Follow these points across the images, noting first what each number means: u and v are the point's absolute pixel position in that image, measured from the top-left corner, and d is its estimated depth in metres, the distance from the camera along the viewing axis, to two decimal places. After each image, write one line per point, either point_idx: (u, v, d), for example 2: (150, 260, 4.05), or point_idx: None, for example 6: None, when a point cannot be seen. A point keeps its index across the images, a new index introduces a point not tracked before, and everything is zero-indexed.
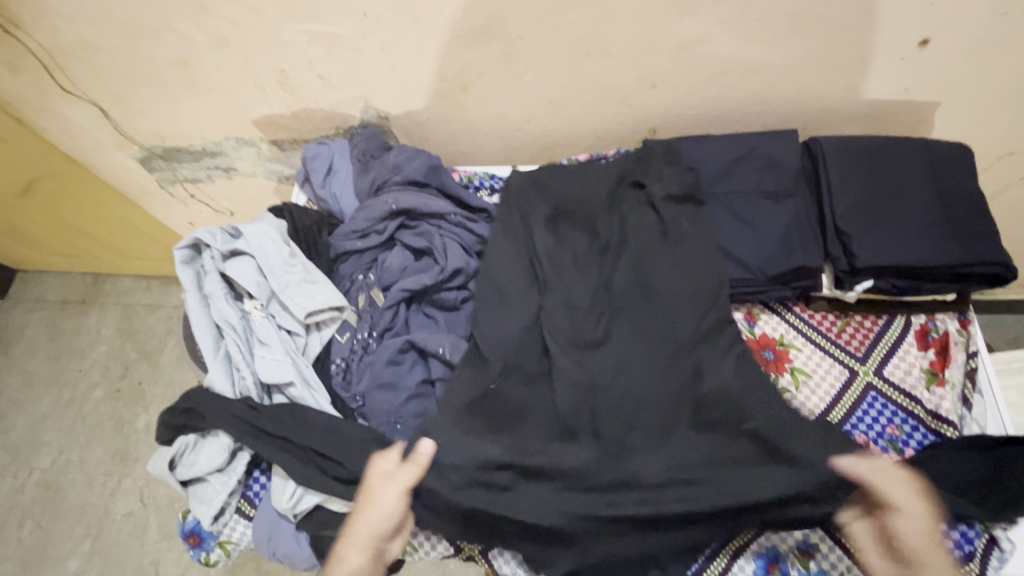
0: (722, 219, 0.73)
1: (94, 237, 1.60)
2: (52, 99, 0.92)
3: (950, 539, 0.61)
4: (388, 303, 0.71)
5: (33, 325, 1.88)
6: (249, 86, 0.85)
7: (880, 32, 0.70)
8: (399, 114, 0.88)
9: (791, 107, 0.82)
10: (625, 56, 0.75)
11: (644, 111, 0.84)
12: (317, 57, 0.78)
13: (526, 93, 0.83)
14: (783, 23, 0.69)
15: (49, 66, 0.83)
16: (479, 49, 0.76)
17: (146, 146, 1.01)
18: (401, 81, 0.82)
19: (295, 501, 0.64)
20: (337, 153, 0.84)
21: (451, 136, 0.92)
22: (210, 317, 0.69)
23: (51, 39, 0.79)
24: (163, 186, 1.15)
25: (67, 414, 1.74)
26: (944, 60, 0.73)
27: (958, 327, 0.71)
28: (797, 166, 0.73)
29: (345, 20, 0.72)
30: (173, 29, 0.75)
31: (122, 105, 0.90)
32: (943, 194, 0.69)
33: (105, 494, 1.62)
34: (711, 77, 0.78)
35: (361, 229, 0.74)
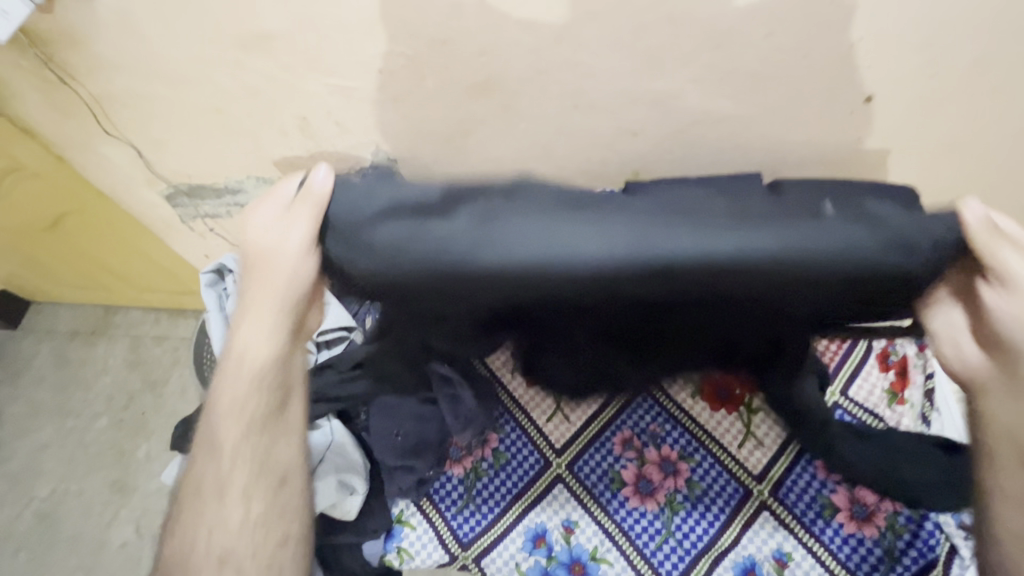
0: None
1: (110, 269, 1.68)
2: (94, 141, 1.02)
3: (913, 547, 0.66)
4: None
5: (42, 354, 1.93)
6: (273, 131, 0.95)
7: (830, 90, 0.80)
8: (407, 157, 0.98)
9: (759, 153, 0.91)
10: (607, 108, 0.85)
11: (627, 156, 0.94)
12: (335, 106, 0.89)
13: (522, 140, 0.92)
14: (745, 82, 0.79)
15: (97, 112, 0.94)
16: (480, 101, 0.86)
17: (174, 183, 1.10)
18: (409, 127, 0.92)
19: None
20: None
21: (454, 176, 1.01)
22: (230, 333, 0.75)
23: (101, 90, 0.89)
24: (185, 221, 1.24)
25: (69, 443, 1.76)
26: (889, 114, 0.83)
27: (915, 350, 0.78)
28: None
29: (363, 76, 0.83)
30: (211, 82, 0.86)
31: (156, 146, 1.00)
32: None
33: (101, 524, 1.63)
34: (685, 127, 0.87)
35: None
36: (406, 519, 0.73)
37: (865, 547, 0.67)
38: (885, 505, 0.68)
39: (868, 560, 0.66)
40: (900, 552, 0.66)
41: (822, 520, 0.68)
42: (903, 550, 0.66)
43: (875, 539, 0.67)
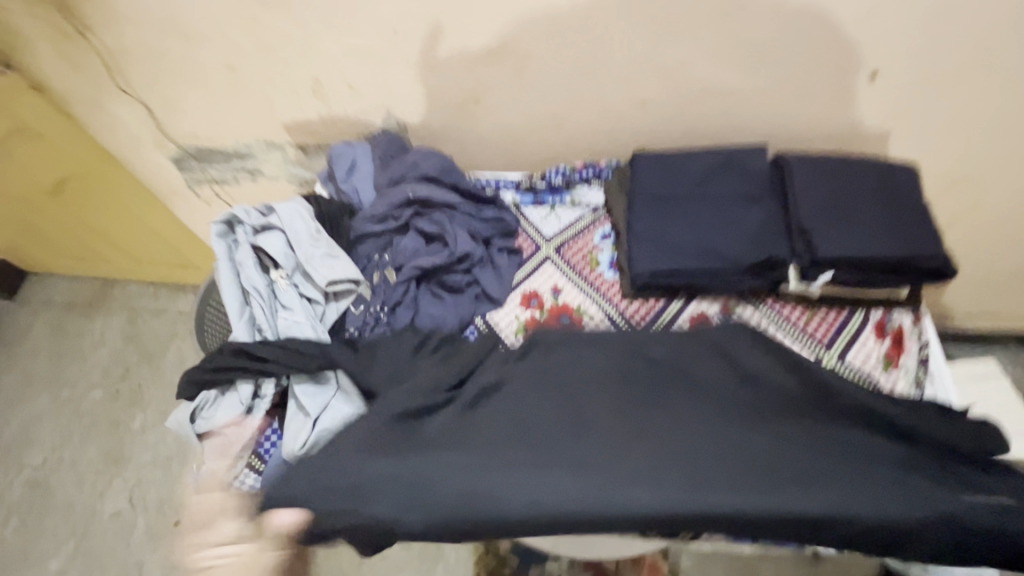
0: (702, 220, 0.82)
1: (111, 239, 1.67)
2: (105, 98, 1.02)
3: None
4: (401, 280, 0.80)
5: (38, 326, 1.92)
6: (285, 92, 0.95)
7: (834, 64, 0.82)
8: (416, 124, 0.99)
9: (763, 130, 0.93)
10: (618, 76, 0.87)
11: (634, 129, 0.96)
12: (349, 68, 0.90)
13: (532, 109, 0.94)
14: (752, 54, 0.81)
15: (111, 67, 0.94)
16: (492, 66, 0.87)
17: (182, 145, 1.11)
18: (421, 92, 0.93)
19: (307, 451, 0.70)
20: (359, 154, 0.93)
21: (463, 145, 1.03)
22: (239, 282, 0.76)
23: (116, 44, 0.90)
24: (191, 187, 1.24)
25: (64, 414, 1.75)
26: (891, 93, 0.85)
27: (911, 321, 0.80)
28: (767, 177, 0.83)
29: (379, 36, 0.84)
30: (227, 39, 0.87)
31: (167, 105, 1.01)
32: (893, 202, 0.79)
33: (94, 494, 1.61)
34: (693, 99, 0.89)
35: (380, 215, 0.83)
36: None
37: None
38: None
39: None
40: None
41: None
42: None
43: None
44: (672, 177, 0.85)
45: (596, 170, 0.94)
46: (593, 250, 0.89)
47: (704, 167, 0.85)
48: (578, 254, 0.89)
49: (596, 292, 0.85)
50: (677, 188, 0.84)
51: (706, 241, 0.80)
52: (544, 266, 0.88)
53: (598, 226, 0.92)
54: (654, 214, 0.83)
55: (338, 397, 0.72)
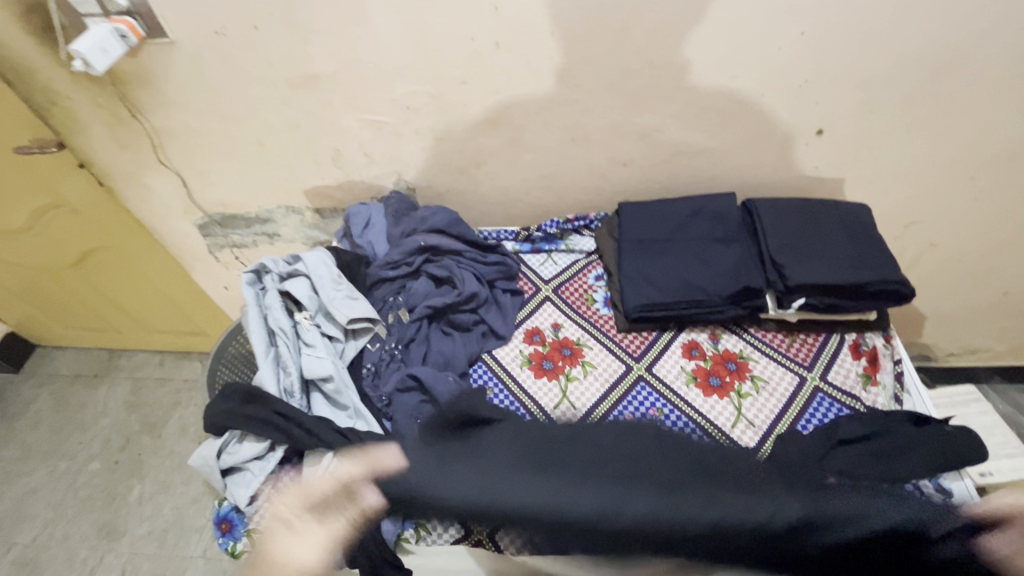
0: (684, 257, 0.91)
1: (126, 308, 1.74)
2: (143, 172, 1.14)
3: None
4: (415, 319, 0.87)
5: (41, 397, 1.93)
6: (308, 162, 1.08)
7: (786, 123, 0.96)
8: (424, 187, 1.11)
9: (731, 182, 1.06)
10: (600, 139, 1.00)
11: (618, 184, 1.08)
12: (366, 140, 1.02)
13: (528, 170, 1.06)
14: (714, 117, 0.95)
15: (155, 144, 1.07)
16: (492, 134, 1.00)
17: (208, 212, 1.22)
18: (428, 158, 1.05)
19: (327, 479, 0.74)
20: (374, 213, 1.03)
21: (465, 204, 1.14)
22: (266, 324, 0.82)
23: (162, 124, 1.03)
24: (211, 252, 1.34)
25: (61, 487, 1.72)
26: (836, 146, 0.99)
27: (883, 342, 0.87)
28: (739, 218, 0.94)
29: (393, 111, 0.97)
30: (260, 117, 1.00)
31: (199, 176, 1.12)
32: (852, 237, 0.89)
33: (85, 571, 1.54)
34: (667, 157, 1.02)
35: (395, 262, 0.92)
36: None
37: None
38: None
39: None
40: None
41: None
42: None
43: None
44: (655, 222, 0.95)
45: (586, 221, 1.06)
46: (588, 291, 0.97)
47: (682, 211, 0.95)
48: (575, 294, 0.97)
49: (594, 327, 0.93)
50: (660, 231, 0.94)
51: (693, 274, 0.89)
52: (543, 306, 0.95)
53: (591, 268, 1.01)
54: (641, 253, 0.92)
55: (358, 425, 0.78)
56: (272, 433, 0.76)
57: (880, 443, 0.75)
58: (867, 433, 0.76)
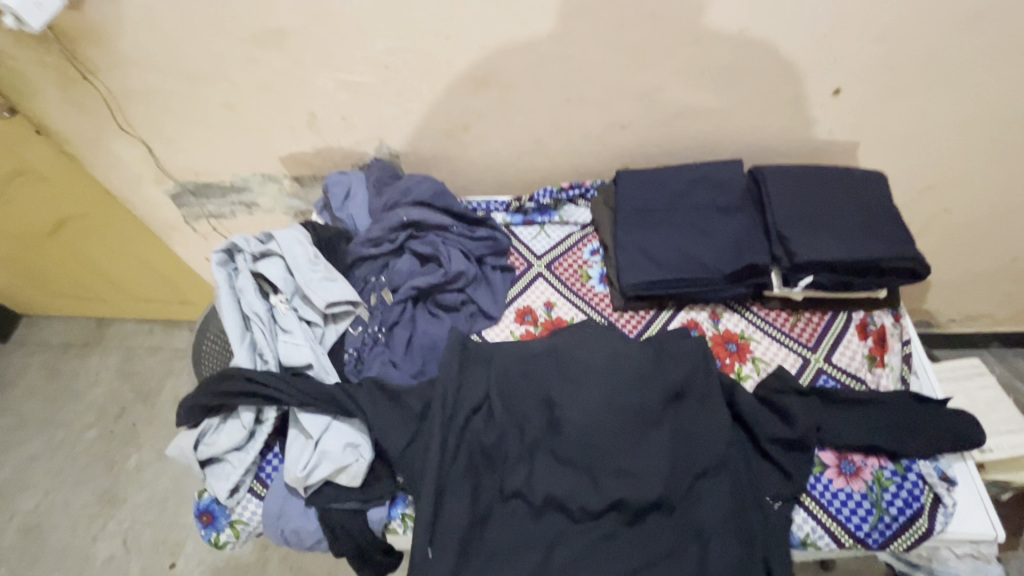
0: (685, 232, 0.85)
1: (108, 278, 1.69)
2: (108, 137, 1.06)
3: (899, 498, 0.69)
4: (398, 300, 0.82)
5: (32, 367, 1.91)
6: (281, 127, 1.00)
7: (800, 81, 0.87)
8: (407, 153, 1.03)
9: (740, 146, 0.98)
10: (597, 101, 0.92)
11: (617, 150, 1.00)
12: (343, 102, 0.94)
13: (520, 135, 0.98)
14: (724, 75, 0.87)
15: (113, 108, 0.99)
16: (479, 95, 0.92)
17: (180, 181, 1.14)
18: (411, 122, 0.97)
19: (308, 471, 0.70)
20: (354, 182, 0.96)
21: (453, 171, 1.07)
22: (239, 308, 0.78)
23: (121, 86, 0.94)
24: (189, 222, 1.27)
25: (57, 456, 1.72)
26: (856, 106, 0.91)
27: (892, 321, 0.83)
28: (744, 188, 0.87)
29: (370, 70, 0.88)
30: (225, 77, 0.91)
31: (167, 142, 1.05)
32: (865, 209, 0.83)
33: (88, 537, 1.56)
34: (670, 120, 0.94)
35: (375, 238, 0.86)
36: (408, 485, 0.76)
37: (855, 500, 0.69)
38: (871, 461, 0.71)
39: (859, 512, 0.69)
40: (888, 503, 0.69)
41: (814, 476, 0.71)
42: (891, 500, 0.69)
43: (864, 492, 0.69)
44: (654, 193, 0.88)
45: (582, 189, 0.97)
46: (583, 266, 0.92)
47: (684, 181, 0.88)
48: (569, 270, 0.92)
49: (587, 305, 0.88)
50: (662, 205, 0.87)
51: (695, 250, 0.83)
52: (535, 284, 0.90)
53: (587, 242, 0.95)
54: (643, 224, 0.86)
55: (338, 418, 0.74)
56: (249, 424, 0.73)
57: (885, 429, 0.71)
58: (871, 421, 0.72)
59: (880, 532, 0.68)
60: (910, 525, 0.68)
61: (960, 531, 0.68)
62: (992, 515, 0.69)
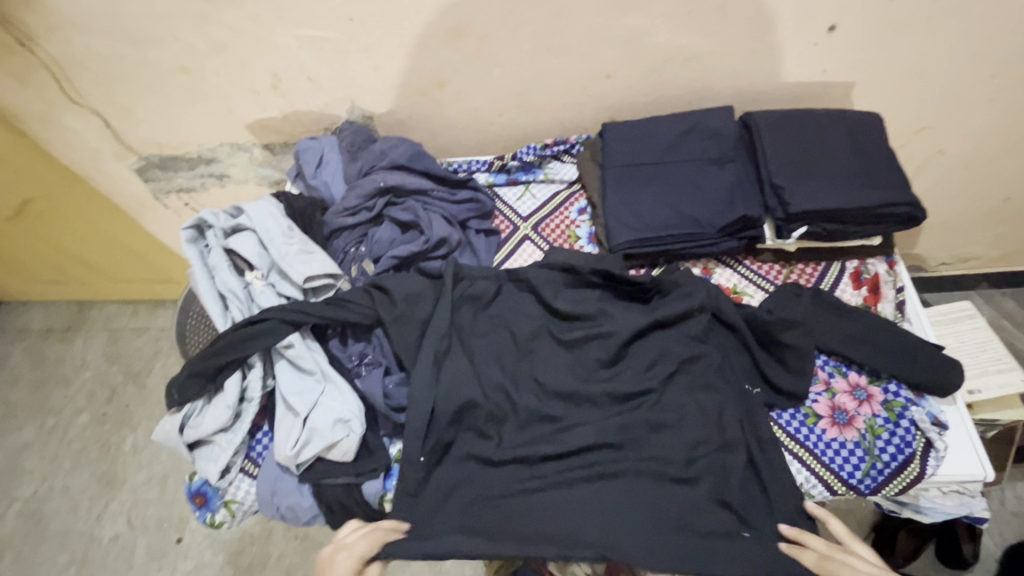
0: (677, 185, 0.82)
1: (83, 260, 1.63)
2: (58, 110, 0.99)
3: (892, 444, 0.69)
4: (380, 270, 0.80)
5: (15, 354, 1.87)
6: (244, 90, 0.93)
7: (793, 18, 0.82)
8: (382, 113, 0.97)
9: (731, 92, 0.94)
10: (580, 48, 0.86)
11: (603, 101, 0.95)
12: (307, 60, 0.88)
13: (499, 89, 0.93)
14: (714, 15, 0.81)
15: (59, 78, 0.92)
16: (454, 47, 0.85)
17: (144, 155, 1.08)
18: (383, 80, 0.91)
19: (298, 450, 0.69)
20: (327, 148, 0.91)
21: (432, 131, 1.01)
22: (215, 287, 0.76)
23: (65, 53, 0.87)
24: (158, 198, 1.21)
25: (52, 442, 1.71)
26: (851, 43, 0.86)
27: (886, 268, 0.82)
28: (736, 136, 0.83)
29: (334, 24, 0.82)
30: (177, 37, 0.84)
31: (124, 113, 0.98)
32: (861, 153, 0.80)
33: (91, 518, 1.56)
34: (657, 66, 0.89)
35: (352, 207, 0.83)
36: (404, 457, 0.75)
37: (847, 449, 0.70)
38: (864, 410, 0.72)
39: (851, 460, 0.69)
40: (880, 450, 0.69)
41: (806, 427, 0.72)
42: (883, 447, 0.69)
43: (856, 441, 0.70)
44: (642, 146, 0.84)
45: (567, 144, 0.93)
46: (571, 226, 0.89)
47: (673, 132, 0.84)
48: (556, 231, 0.89)
49: None
50: (651, 157, 0.84)
51: (685, 204, 0.80)
52: (522, 247, 0.88)
53: (574, 200, 0.91)
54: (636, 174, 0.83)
55: (327, 393, 0.72)
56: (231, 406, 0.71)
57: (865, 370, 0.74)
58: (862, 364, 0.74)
59: (871, 479, 0.69)
60: (900, 471, 0.69)
61: (948, 473, 0.70)
62: (984, 456, 0.70)
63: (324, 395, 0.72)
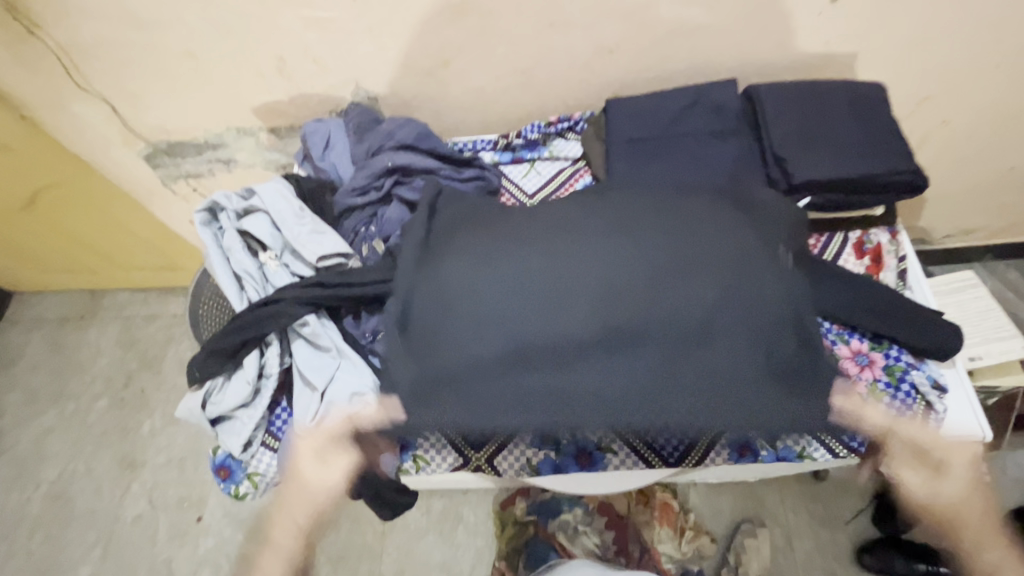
0: (682, 159, 0.83)
1: (93, 248, 1.65)
2: (66, 97, 1.00)
3: (892, 408, 0.72)
4: (389, 250, 0.81)
5: (32, 343, 1.90)
6: (250, 74, 0.94)
7: None
8: (387, 94, 0.98)
9: (734, 65, 0.94)
10: (583, 25, 0.86)
11: (606, 77, 0.95)
12: (312, 42, 0.88)
13: (503, 68, 0.93)
14: None
15: (65, 65, 0.93)
16: (457, 25, 0.86)
17: (152, 141, 1.09)
18: (388, 60, 0.91)
19: (319, 423, 0.73)
20: (333, 129, 0.92)
21: (437, 111, 1.02)
22: (230, 268, 0.78)
23: (71, 39, 0.88)
24: (167, 184, 1.22)
25: (72, 426, 1.75)
26: (855, 12, 0.86)
27: (889, 238, 0.83)
28: (740, 110, 0.84)
29: (338, 5, 0.83)
30: (183, 21, 0.85)
31: (131, 99, 0.99)
32: (863, 123, 0.81)
33: (113, 499, 1.61)
34: (660, 40, 0.89)
35: (361, 187, 0.84)
36: None
37: (848, 413, 0.72)
38: (865, 375, 0.74)
39: (852, 424, 0.72)
40: (880, 413, 0.72)
41: None
42: (883, 410, 0.72)
43: (858, 404, 0.72)
44: (646, 121, 0.85)
45: (571, 122, 0.94)
46: None
47: (677, 106, 0.85)
48: None
49: None
50: (656, 132, 0.85)
51: (690, 178, 0.81)
52: None
53: (578, 176, 0.93)
54: (626, 129, 0.86)
55: (343, 369, 0.75)
56: (250, 382, 0.74)
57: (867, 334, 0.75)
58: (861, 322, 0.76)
59: (872, 441, 0.71)
60: (899, 433, 0.71)
61: (946, 434, 0.72)
62: (981, 417, 0.72)
63: (341, 370, 0.75)
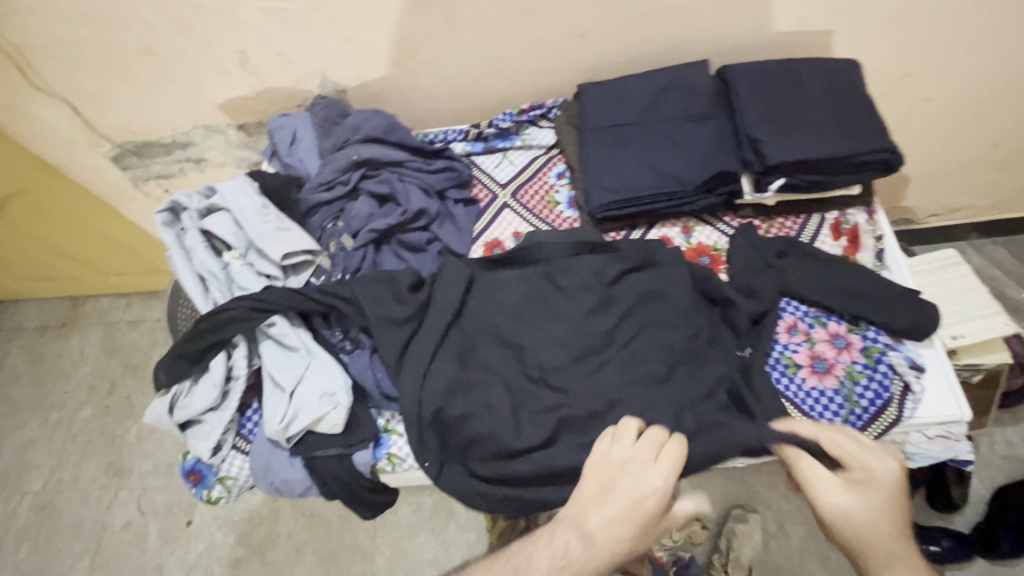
0: (654, 143, 0.81)
1: (70, 254, 1.63)
2: (25, 99, 0.97)
3: (870, 390, 0.71)
4: (359, 245, 0.80)
5: (14, 352, 1.88)
6: (213, 70, 0.91)
7: None
8: (355, 86, 0.96)
9: (707, 47, 0.92)
10: (550, 9, 0.84)
11: (578, 63, 0.93)
12: (274, 34, 0.86)
13: (472, 56, 0.91)
14: None
15: (20, 65, 0.90)
16: (421, 13, 0.84)
17: (118, 142, 1.07)
18: (353, 51, 0.89)
19: (287, 424, 0.70)
20: (300, 124, 0.90)
21: (408, 103, 1.00)
22: (193, 268, 0.76)
23: (24, 38, 0.85)
24: (137, 186, 1.20)
25: (57, 436, 1.73)
26: None
27: (866, 218, 0.82)
28: (713, 92, 0.82)
29: None
30: (138, 17, 0.82)
31: (92, 99, 0.96)
32: (838, 101, 0.79)
33: (101, 508, 1.60)
34: (631, 23, 0.87)
35: (327, 182, 0.82)
36: (393, 427, 0.76)
37: (827, 397, 0.71)
38: (843, 357, 0.73)
39: (831, 407, 0.71)
40: (859, 396, 0.71)
41: (788, 377, 0.73)
42: (862, 393, 0.71)
43: (836, 387, 0.71)
44: (617, 106, 0.83)
45: (543, 109, 0.92)
46: (550, 191, 0.88)
47: (649, 90, 0.83)
48: (535, 197, 0.88)
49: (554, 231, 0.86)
50: (627, 116, 0.83)
51: (663, 163, 0.79)
52: (501, 215, 0.88)
53: (552, 165, 0.91)
54: (601, 119, 0.83)
55: (312, 368, 0.73)
56: (216, 383, 0.72)
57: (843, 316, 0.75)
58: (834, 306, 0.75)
59: (851, 424, 0.70)
60: (878, 415, 0.70)
61: (926, 414, 0.71)
62: (960, 396, 0.71)
63: (310, 370, 0.74)
